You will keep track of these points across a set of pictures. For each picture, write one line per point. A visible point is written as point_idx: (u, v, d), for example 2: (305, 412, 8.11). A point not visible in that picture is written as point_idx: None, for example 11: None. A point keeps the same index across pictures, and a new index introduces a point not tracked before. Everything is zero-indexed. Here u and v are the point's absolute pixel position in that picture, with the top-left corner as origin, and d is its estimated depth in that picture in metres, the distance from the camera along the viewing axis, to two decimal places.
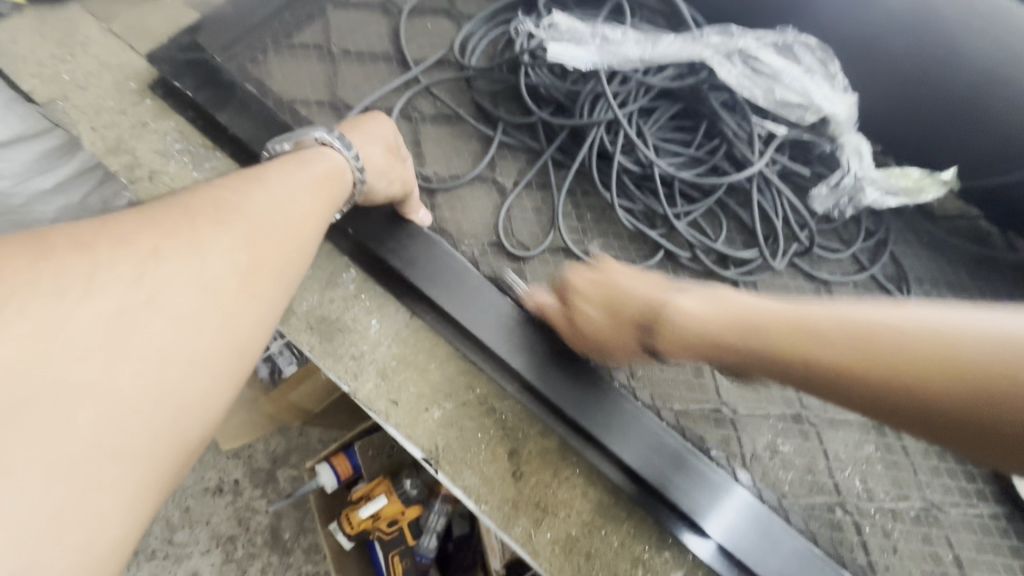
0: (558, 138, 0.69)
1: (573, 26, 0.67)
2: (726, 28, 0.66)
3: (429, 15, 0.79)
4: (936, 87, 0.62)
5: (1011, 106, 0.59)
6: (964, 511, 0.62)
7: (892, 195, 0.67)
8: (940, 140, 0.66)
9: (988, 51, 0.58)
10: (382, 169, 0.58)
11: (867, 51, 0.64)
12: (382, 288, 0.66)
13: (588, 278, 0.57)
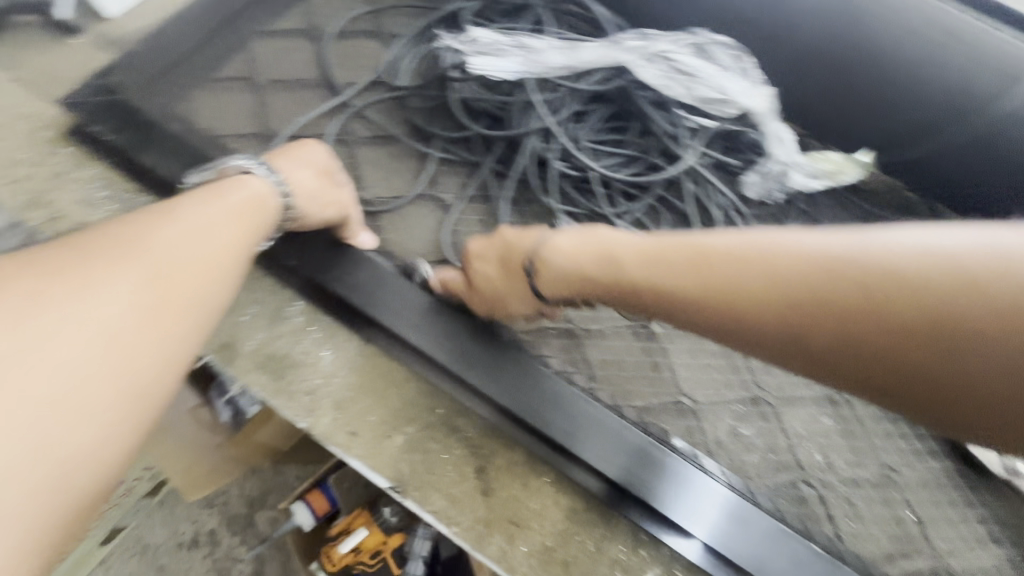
0: (495, 149, 0.69)
1: (494, 39, 0.67)
2: (643, 32, 0.67)
3: (356, 38, 0.79)
4: (847, 70, 0.65)
5: (913, 81, 0.62)
6: (918, 470, 0.64)
7: (812, 177, 0.70)
8: (858, 116, 0.68)
9: (891, 32, 0.61)
10: (312, 194, 0.58)
11: (779, 39, 0.67)
12: (332, 317, 0.64)
13: (485, 243, 0.60)
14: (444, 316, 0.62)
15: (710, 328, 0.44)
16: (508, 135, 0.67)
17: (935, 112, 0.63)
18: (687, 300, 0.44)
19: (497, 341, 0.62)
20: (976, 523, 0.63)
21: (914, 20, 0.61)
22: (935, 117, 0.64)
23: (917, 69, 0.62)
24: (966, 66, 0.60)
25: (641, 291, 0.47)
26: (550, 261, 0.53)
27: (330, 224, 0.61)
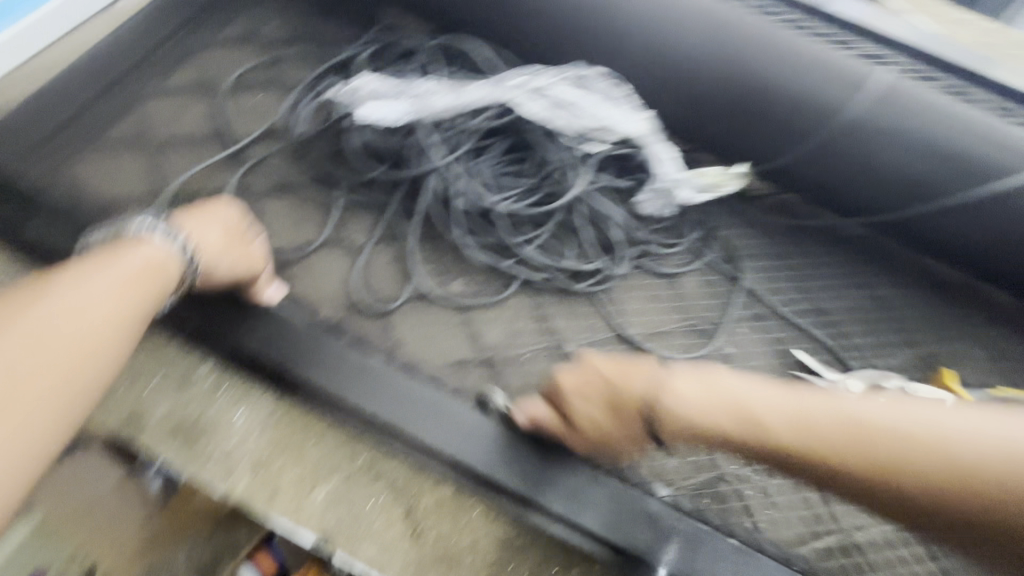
0: (399, 190, 0.70)
1: (380, 88, 0.71)
2: (523, 72, 0.73)
3: (251, 90, 0.78)
4: (713, 93, 0.71)
5: (766, 101, 0.70)
6: None
7: (698, 192, 0.75)
8: (731, 133, 0.74)
9: (738, 60, 0.68)
10: (218, 248, 0.56)
11: (650, 68, 0.72)
12: (243, 375, 0.63)
13: (580, 374, 0.53)
14: (358, 360, 0.62)
15: (842, 488, 0.41)
16: (408, 176, 0.68)
17: (788, 126, 0.70)
18: (827, 461, 0.40)
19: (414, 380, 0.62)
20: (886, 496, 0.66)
21: (755, 49, 0.68)
22: (790, 131, 0.71)
23: (766, 90, 0.69)
24: (809, 84, 0.67)
25: (797, 456, 0.42)
26: (671, 409, 0.46)
27: (238, 282, 0.60)
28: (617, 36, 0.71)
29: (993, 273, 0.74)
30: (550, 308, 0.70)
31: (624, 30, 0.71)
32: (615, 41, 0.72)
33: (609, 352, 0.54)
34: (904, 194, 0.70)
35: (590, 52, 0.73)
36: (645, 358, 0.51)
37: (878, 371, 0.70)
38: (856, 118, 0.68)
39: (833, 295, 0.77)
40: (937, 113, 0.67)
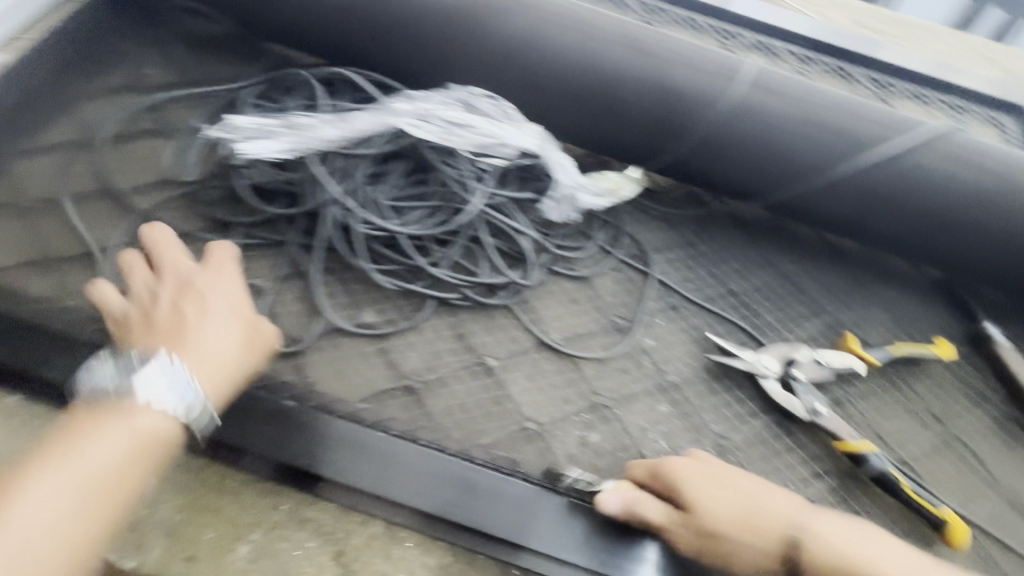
0: (297, 224, 0.69)
1: (257, 123, 0.66)
2: (409, 96, 0.71)
3: (137, 140, 0.75)
4: (596, 97, 0.73)
5: (643, 99, 0.72)
6: (752, 428, 0.69)
7: (598, 197, 0.79)
8: (619, 134, 0.75)
9: (612, 61, 0.71)
10: (233, 361, 0.53)
11: (530, 77, 0.73)
12: None
13: (728, 496, 0.59)
14: (271, 405, 0.60)
15: None
16: (304, 210, 0.68)
17: (669, 120, 0.72)
18: None
19: (332, 417, 0.61)
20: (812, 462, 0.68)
21: (625, 52, 0.71)
22: (671, 125, 0.73)
23: (642, 88, 0.71)
24: (679, 79, 0.71)
25: (811, 574, 0.55)
26: (782, 550, 0.56)
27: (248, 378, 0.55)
28: (492, 49, 0.72)
29: (873, 237, 0.79)
30: (468, 324, 0.70)
31: (499, 42, 0.71)
32: (493, 55, 0.72)
33: (703, 466, 0.61)
34: (781, 173, 0.74)
35: (472, 69, 0.74)
36: (740, 482, 0.60)
37: (789, 344, 0.73)
38: (727, 108, 0.71)
39: (740, 278, 0.81)
40: (795, 96, 0.72)
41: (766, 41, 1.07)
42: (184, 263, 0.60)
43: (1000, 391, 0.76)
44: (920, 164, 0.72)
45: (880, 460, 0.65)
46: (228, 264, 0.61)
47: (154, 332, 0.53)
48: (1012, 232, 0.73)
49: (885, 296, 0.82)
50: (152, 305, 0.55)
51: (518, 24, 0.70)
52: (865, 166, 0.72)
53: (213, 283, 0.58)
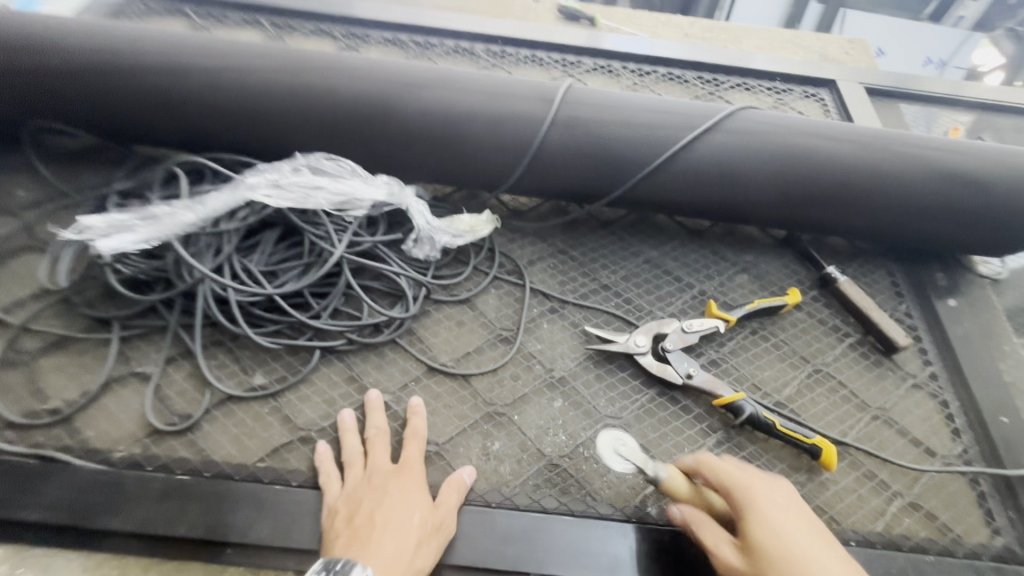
0: (174, 305, 0.71)
1: (113, 220, 0.69)
2: (258, 169, 0.75)
3: (12, 257, 0.78)
4: (435, 136, 0.80)
5: (477, 134, 0.79)
6: (640, 403, 0.74)
7: (457, 236, 0.83)
8: (467, 167, 0.83)
9: (443, 107, 0.79)
10: (410, 559, 0.57)
11: (373, 133, 0.80)
12: (38, 545, 0.59)
13: (781, 517, 0.55)
14: (165, 485, 0.61)
15: None
16: (176, 292, 0.70)
17: (505, 148, 0.80)
18: None
19: (229, 482, 0.63)
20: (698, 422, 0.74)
21: (454, 96, 0.79)
22: (508, 152, 0.80)
23: (474, 125, 0.79)
24: (505, 112, 0.79)
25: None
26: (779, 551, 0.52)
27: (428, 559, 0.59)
28: (334, 116, 0.79)
29: (713, 212, 0.89)
30: (358, 365, 0.74)
31: (339, 109, 0.78)
32: (334, 116, 0.79)
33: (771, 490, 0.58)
34: (612, 172, 0.82)
35: (321, 136, 0.80)
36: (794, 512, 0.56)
37: (658, 320, 0.80)
38: (550, 123, 0.79)
39: (610, 272, 0.88)
40: (607, 103, 0.81)
41: (606, 63, 1.23)
42: (381, 460, 0.65)
43: (852, 323, 0.85)
44: (727, 146, 0.83)
45: (751, 405, 0.71)
46: (417, 463, 0.65)
47: (351, 536, 0.58)
48: (819, 183, 0.84)
49: (740, 261, 0.92)
50: (356, 504, 0.61)
51: (351, 86, 0.79)
52: (680, 151, 0.81)
53: (408, 489, 0.63)
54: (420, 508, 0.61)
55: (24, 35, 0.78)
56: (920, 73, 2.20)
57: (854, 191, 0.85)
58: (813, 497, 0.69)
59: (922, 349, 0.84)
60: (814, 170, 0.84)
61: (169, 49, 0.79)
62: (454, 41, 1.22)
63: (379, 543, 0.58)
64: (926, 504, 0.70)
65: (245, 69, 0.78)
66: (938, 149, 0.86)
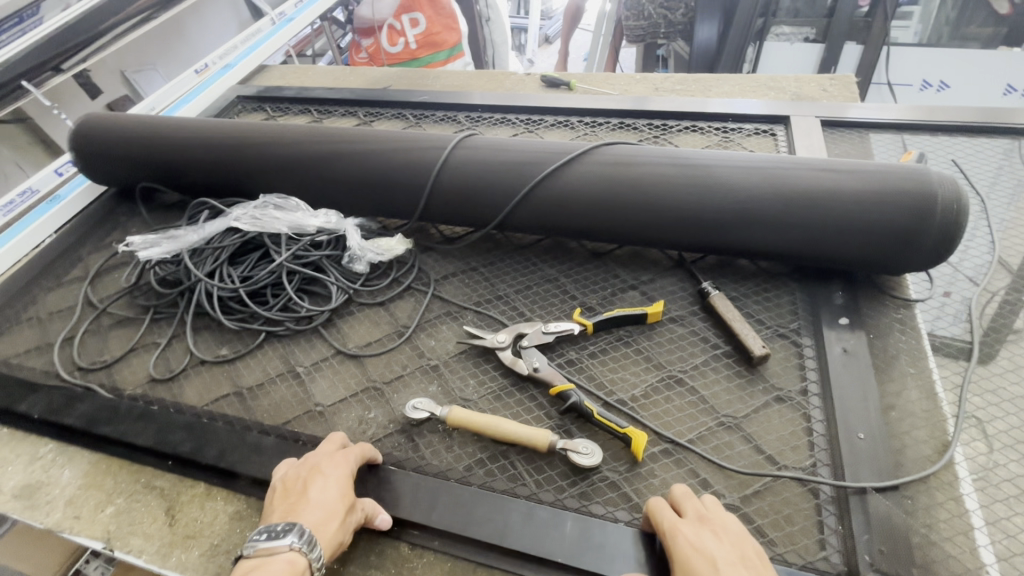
0: (182, 298, 1.04)
1: (155, 238, 1.07)
2: (245, 205, 1.09)
3: (112, 269, 1.19)
4: (363, 175, 1.06)
5: (391, 173, 1.04)
6: (493, 390, 0.87)
7: (382, 254, 1.06)
8: (389, 198, 1.07)
9: (366, 155, 1.05)
10: (331, 533, 0.67)
11: (322, 174, 1.08)
12: (71, 443, 0.91)
13: (707, 565, 0.59)
14: (145, 413, 0.90)
15: None
16: (182, 288, 1.02)
17: (411, 183, 1.04)
18: None
19: (182, 416, 0.89)
20: (539, 410, 0.83)
21: (376, 146, 1.06)
22: (413, 186, 1.04)
23: (389, 166, 1.04)
24: (411, 155, 1.04)
25: None
26: None
27: (346, 535, 0.69)
28: (297, 165, 1.10)
29: (592, 234, 1.01)
30: (290, 346, 0.98)
31: (300, 159, 1.09)
32: (298, 164, 1.09)
33: (695, 529, 0.63)
34: (497, 196, 1.00)
35: (290, 180, 1.11)
36: (715, 550, 0.60)
37: (527, 323, 0.92)
38: (446, 161, 1.02)
39: (509, 286, 1.03)
40: (490, 148, 1.03)
41: (565, 119, 1.41)
42: (323, 451, 0.77)
43: (724, 337, 0.88)
44: (588, 174, 0.97)
45: (577, 395, 0.80)
46: (350, 455, 0.76)
47: (286, 507, 0.70)
48: (679, 202, 0.93)
49: (632, 279, 1.00)
50: (294, 483, 0.73)
51: (308, 143, 1.09)
52: (545, 180, 0.98)
53: (336, 470, 0.73)
54: (344, 490, 0.71)
55: (137, 130, 1.24)
56: (1000, 104, 2.00)
57: (712, 208, 0.92)
58: (626, 484, 0.74)
59: (800, 364, 0.83)
60: (673, 190, 0.94)
61: (212, 130, 1.19)
62: (445, 110, 1.52)
63: (309, 513, 0.68)
64: (749, 508, 0.70)
65: (245, 137, 1.14)
66: (803, 167, 0.90)
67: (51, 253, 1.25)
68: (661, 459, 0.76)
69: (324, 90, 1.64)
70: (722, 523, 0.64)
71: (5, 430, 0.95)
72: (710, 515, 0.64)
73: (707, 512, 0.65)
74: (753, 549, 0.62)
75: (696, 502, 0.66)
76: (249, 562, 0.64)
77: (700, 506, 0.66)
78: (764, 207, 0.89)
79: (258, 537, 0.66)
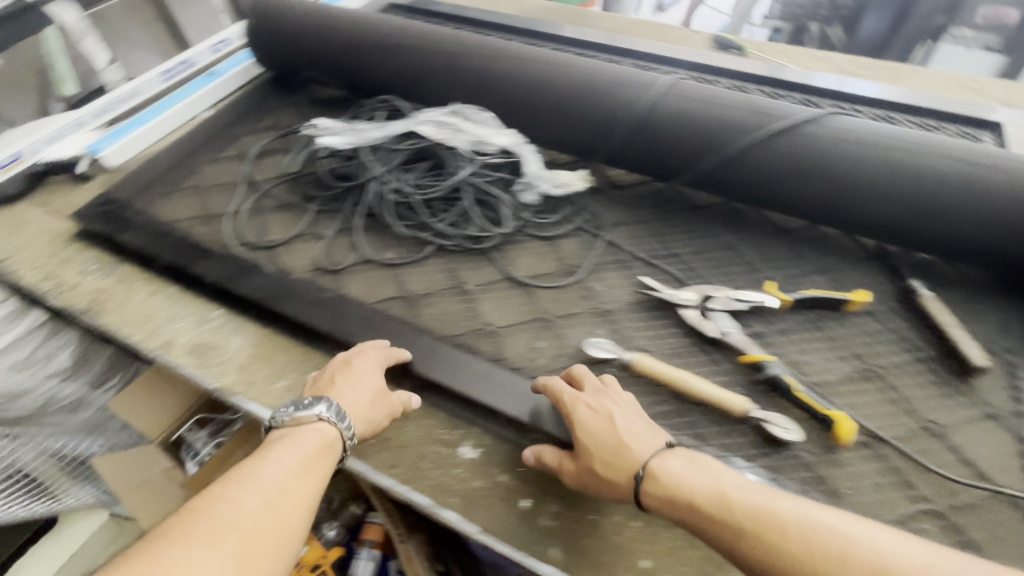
0: (352, 196, 1.04)
1: (337, 127, 1.06)
2: (430, 112, 1.06)
3: (270, 153, 1.19)
4: (554, 104, 1.02)
5: (584, 106, 1.00)
6: (672, 345, 0.84)
7: (559, 187, 1.04)
8: (573, 133, 1.04)
9: (562, 83, 1.01)
10: (362, 413, 0.73)
11: (508, 97, 1.05)
12: (240, 313, 0.93)
13: (602, 420, 0.70)
14: (316, 299, 0.91)
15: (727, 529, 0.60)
16: (357, 185, 1.02)
17: (603, 121, 0.99)
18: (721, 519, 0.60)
19: (353, 308, 0.90)
20: (722, 374, 0.80)
21: (573, 76, 1.01)
22: (605, 125, 0.99)
23: (584, 98, 1.00)
24: (610, 91, 0.99)
25: (594, 467, 0.68)
26: (591, 443, 0.69)
27: (381, 420, 0.75)
28: (485, 83, 1.06)
29: (784, 206, 0.96)
30: (457, 263, 0.97)
31: (491, 77, 1.06)
32: (486, 81, 1.06)
33: (592, 397, 0.73)
34: (695, 150, 0.95)
35: (471, 97, 1.08)
36: (616, 414, 0.71)
37: (713, 286, 0.89)
38: (649, 102, 0.96)
39: (684, 244, 0.99)
40: (696, 97, 0.96)
41: (743, 82, 1.32)
42: (356, 347, 0.82)
43: (928, 340, 0.82)
44: (802, 143, 0.90)
45: (777, 369, 0.77)
46: (382, 350, 0.81)
47: (320, 389, 0.76)
48: (896, 192, 0.86)
49: (819, 263, 0.95)
50: (324, 371, 0.79)
51: (500, 62, 1.05)
52: (751, 145, 0.92)
53: (367, 364, 0.78)
54: (377, 380, 0.76)
55: (314, 18, 1.21)
56: None
57: (935, 204, 0.85)
58: (822, 468, 0.71)
59: (1013, 385, 0.78)
60: (894, 177, 0.86)
61: (395, 29, 1.15)
62: (608, 52, 1.43)
63: (342, 395, 0.73)
64: (956, 519, 0.67)
65: (431, 45, 1.11)
66: None
67: (209, 127, 1.25)
68: (860, 450, 0.72)
69: (479, 10, 1.57)
70: (618, 394, 0.74)
71: (175, 288, 0.97)
72: (606, 388, 0.75)
73: (603, 386, 0.75)
74: (642, 414, 0.73)
75: (593, 377, 0.76)
76: (280, 429, 0.71)
77: (598, 381, 0.76)
78: (998, 213, 0.81)
79: (279, 414, 0.72)
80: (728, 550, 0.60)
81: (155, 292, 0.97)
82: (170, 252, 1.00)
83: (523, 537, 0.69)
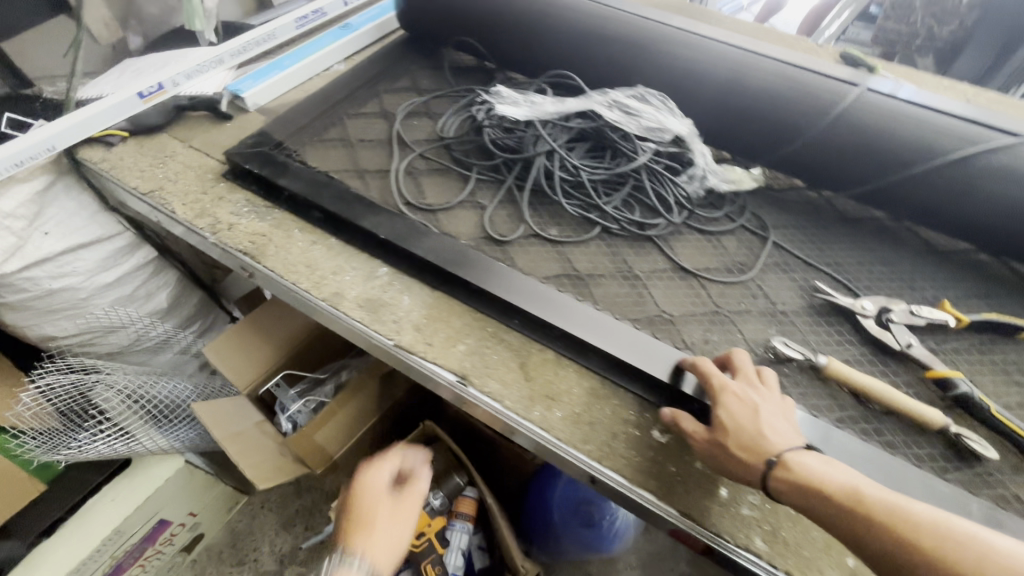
0: (515, 168, 1.02)
1: (509, 95, 1.04)
2: (603, 93, 1.05)
3: (416, 114, 1.17)
4: (731, 101, 1.02)
5: (764, 107, 1.00)
6: (850, 352, 0.85)
7: (726, 182, 1.04)
8: (744, 132, 1.05)
9: (744, 79, 1.00)
10: (393, 536, 0.70)
11: (682, 89, 1.05)
12: (408, 272, 0.92)
13: (749, 410, 0.69)
14: (489, 266, 0.90)
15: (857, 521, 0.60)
16: (523, 157, 1.00)
17: (781, 123, 0.99)
18: (850, 509, 0.60)
19: (528, 280, 0.89)
20: (903, 386, 0.81)
21: (755, 73, 1.00)
22: (781, 128, 1.00)
23: (765, 98, 0.99)
24: (794, 93, 0.97)
25: (731, 444, 0.67)
26: (735, 424, 0.68)
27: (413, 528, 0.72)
28: (659, 71, 1.06)
29: (951, 228, 0.97)
30: (623, 247, 0.96)
31: (667, 65, 1.05)
32: (661, 69, 1.06)
33: (740, 386, 0.71)
34: (874, 163, 0.95)
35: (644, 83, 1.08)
36: (763, 404, 0.69)
37: (887, 298, 0.89)
38: (836, 110, 0.96)
39: (846, 254, 1.00)
40: (882, 111, 0.95)
41: None
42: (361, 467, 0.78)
43: None
44: (994, 169, 0.89)
45: (967, 385, 0.77)
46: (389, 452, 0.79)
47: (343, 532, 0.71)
48: None
49: (979, 288, 0.96)
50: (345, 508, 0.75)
51: (678, 52, 1.04)
52: (935, 166, 0.91)
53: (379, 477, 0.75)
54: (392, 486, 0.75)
55: None
56: None
57: None
58: (1013, 486, 0.73)
59: None
60: None
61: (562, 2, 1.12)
62: None
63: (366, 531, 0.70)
64: None
65: (602, 25, 1.08)
66: None
67: (348, 79, 1.22)
68: None
69: None
70: (767, 386, 0.72)
71: (336, 240, 0.96)
72: (755, 380, 0.73)
73: (752, 375, 0.74)
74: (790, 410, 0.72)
75: (744, 364, 0.74)
76: None
77: (747, 369, 0.74)
78: None
79: None
80: (859, 544, 0.60)
81: (315, 241, 0.95)
82: (329, 201, 0.98)
83: (725, 523, 0.71)
